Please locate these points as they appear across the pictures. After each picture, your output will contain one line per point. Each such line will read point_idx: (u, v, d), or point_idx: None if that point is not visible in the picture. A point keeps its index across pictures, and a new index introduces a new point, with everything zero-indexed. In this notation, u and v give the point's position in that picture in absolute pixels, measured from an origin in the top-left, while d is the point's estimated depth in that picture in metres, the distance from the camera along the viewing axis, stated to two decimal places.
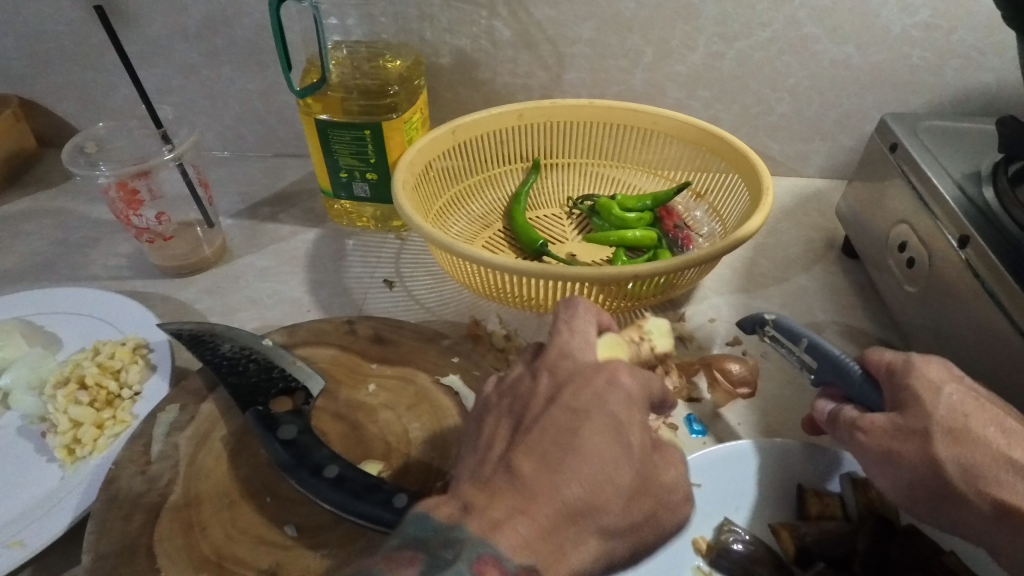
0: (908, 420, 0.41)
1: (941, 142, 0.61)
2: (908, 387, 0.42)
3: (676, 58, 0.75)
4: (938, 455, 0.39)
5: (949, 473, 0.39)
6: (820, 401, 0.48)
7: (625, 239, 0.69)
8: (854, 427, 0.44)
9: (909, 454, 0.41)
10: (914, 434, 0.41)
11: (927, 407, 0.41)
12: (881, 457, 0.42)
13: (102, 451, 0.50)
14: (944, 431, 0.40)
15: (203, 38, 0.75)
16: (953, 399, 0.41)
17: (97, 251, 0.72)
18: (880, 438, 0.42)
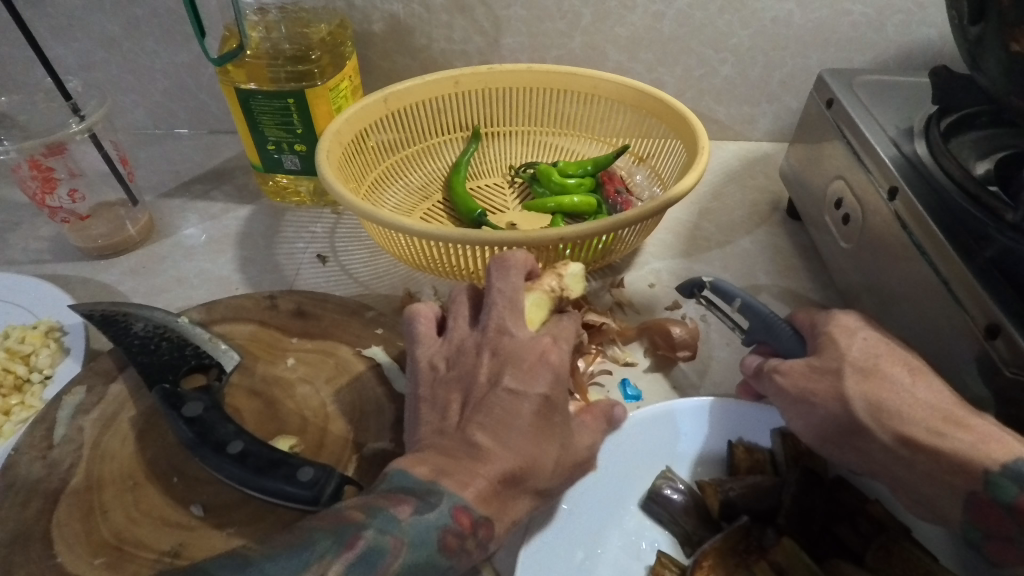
0: (824, 360, 0.41)
1: (876, 97, 0.60)
2: (827, 334, 0.43)
3: (614, 19, 0.73)
4: (849, 391, 0.39)
5: (855, 408, 0.39)
6: (749, 357, 0.47)
7: (564, 206, 0.67)
8: (770, 371, 0.43)
9: (823, 392, 0.40)
10: (826, 374, 0.41)
11: (840, 350, 0.41)
12: (796, 396, 0.41)
13: (7, 438, 0.48)
14: (854, 369, 0.40)
15: (121, 8, 0.72)
16: (865, 342, 0.41)
17: (17, 235, 0.69)
18: (795, 377, 0.42)
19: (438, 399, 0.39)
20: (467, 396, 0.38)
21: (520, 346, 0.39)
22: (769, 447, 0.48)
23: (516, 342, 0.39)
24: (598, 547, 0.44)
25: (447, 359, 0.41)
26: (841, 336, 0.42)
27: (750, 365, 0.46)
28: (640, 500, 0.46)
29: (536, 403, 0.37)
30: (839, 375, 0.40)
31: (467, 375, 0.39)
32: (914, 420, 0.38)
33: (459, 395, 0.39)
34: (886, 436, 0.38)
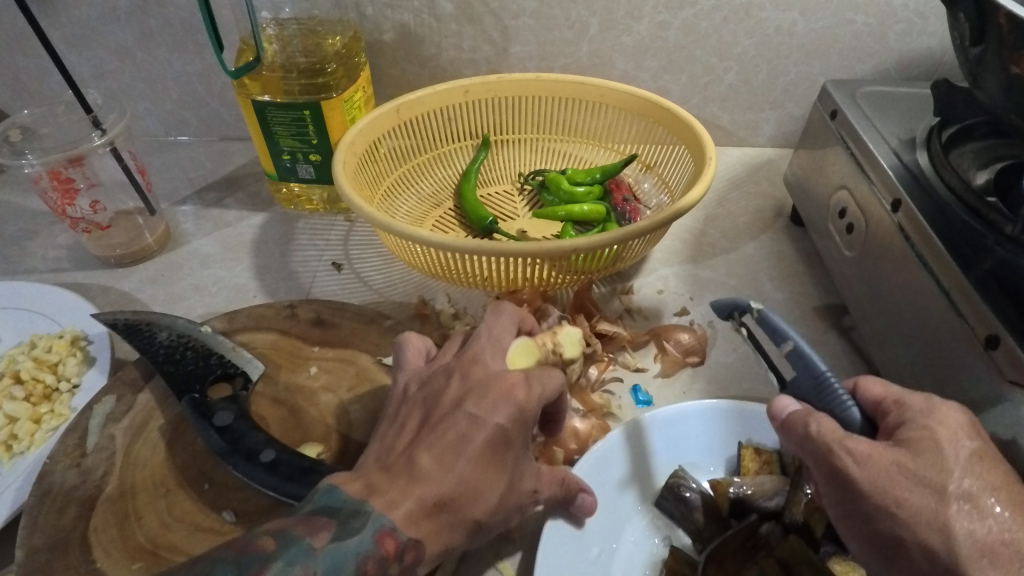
0: (919, 466, 0.35)
1: (879, 108, 0.62)
2: (926, 430, 0.37)
3: (621, 28, 0.74)
4: (941, 513, 0.34)
5: (959, 544, 0.33)
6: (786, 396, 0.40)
7: (573, 214, 0.69)
8: (841, 448, 0.36)
9: (915, 505, 0.34)
10: (920, 484, 0.35)
11: (951, 467, 0.35)
12: (871, 490, 0.35)
13: (39, 446, 0.49)
14: (957, 493, 0.34)
15: (134, 18, 0.73)
16: (979, 461, 0.36)
17: (35, 243, 0.71)
18: (876, 472, 0.35)
19: (398, 417, 0.40)
20: (424, 415, 0.39)
21: (491, 376, 0.39)
22: (776, 447, 0.50)
23: (486, 372, 0.40)
24: (614, 542, 0.46)
25: (420, 382, 0.42)
26: (946, 442, 0.36)
27: (785, 411, 0.39)
28: (649, 497, 0.48)
29: (491, 432, 0.37)
30: (942, 497, 0.34)
31: (431, 397, 0.40)
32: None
33: (417, 416, 0.39)
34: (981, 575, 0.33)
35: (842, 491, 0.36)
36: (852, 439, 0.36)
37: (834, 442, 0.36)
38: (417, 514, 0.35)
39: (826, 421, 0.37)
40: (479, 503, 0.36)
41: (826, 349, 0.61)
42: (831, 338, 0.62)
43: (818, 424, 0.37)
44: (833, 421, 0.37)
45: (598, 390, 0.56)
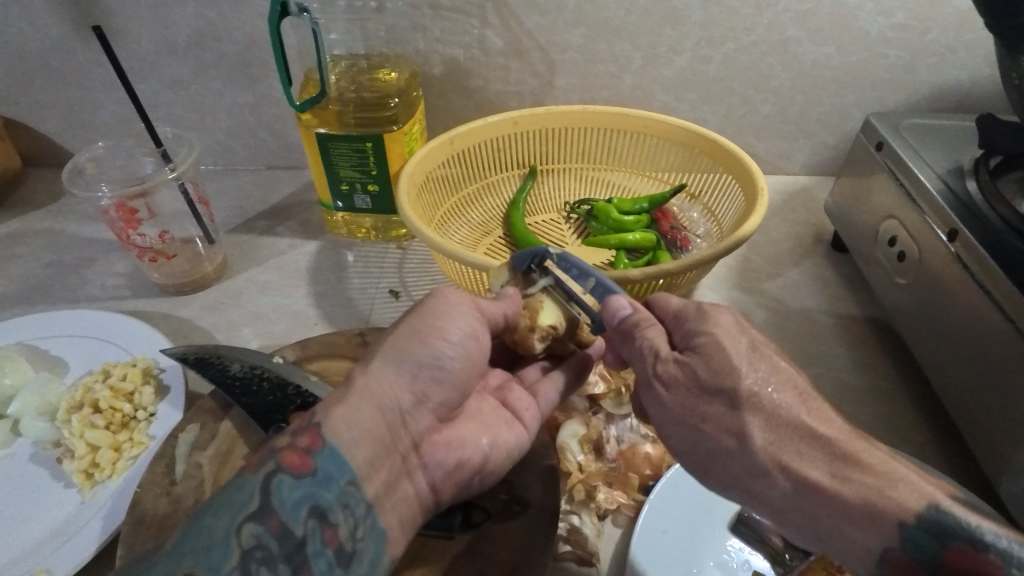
0: (714, 376, 0.38)
1: (922, 139, 0.64)
2: (708, 337, 0.40)
3: (663, 62, 0.77)
4: (733, 419, 0.38)
5: (755, 449, 0.38)
6: (619, 298, 0.43)
7: (625, 243, 0.71)
8: (653, 378, 0.40)
9: (716, 419, 0.38)
10: (712, 397, 0.38)
11: (736, 370, 0.38)
12: (683, 413, 0.40)
13: (121, 474, 0.50)
14: (745, 398, 0.38)
15: (191, 52, 0.74)
16: (759, 358, 0.39)
17: (93, 271, 0.72)
18: (682, 393, 0.39)
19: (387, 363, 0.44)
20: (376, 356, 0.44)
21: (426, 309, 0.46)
22: None
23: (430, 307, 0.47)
24: (695, 567, 0.46)
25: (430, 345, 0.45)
26: (726, 343, 0.39)
27: (619, 314, 0.43)
28: (727, 522, 0.48)
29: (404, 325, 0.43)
30: (733, 411, 0.38)
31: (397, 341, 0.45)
32: (811, 456, 0.37)
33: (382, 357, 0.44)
34: (790, 477, 0.37)
35: (660, 414, 0.41)
36: (665, 361, 0.40)
37: (645, 367, 0.41)
38: (346, 403, 0.39)
39: (649, 332, 0.41)
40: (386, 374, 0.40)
41: (877, 373, 0.63)
42: (882, 362, 0.64)
43: (641, 341, 0.41)
44: (658, 335, 0.41)
45: None
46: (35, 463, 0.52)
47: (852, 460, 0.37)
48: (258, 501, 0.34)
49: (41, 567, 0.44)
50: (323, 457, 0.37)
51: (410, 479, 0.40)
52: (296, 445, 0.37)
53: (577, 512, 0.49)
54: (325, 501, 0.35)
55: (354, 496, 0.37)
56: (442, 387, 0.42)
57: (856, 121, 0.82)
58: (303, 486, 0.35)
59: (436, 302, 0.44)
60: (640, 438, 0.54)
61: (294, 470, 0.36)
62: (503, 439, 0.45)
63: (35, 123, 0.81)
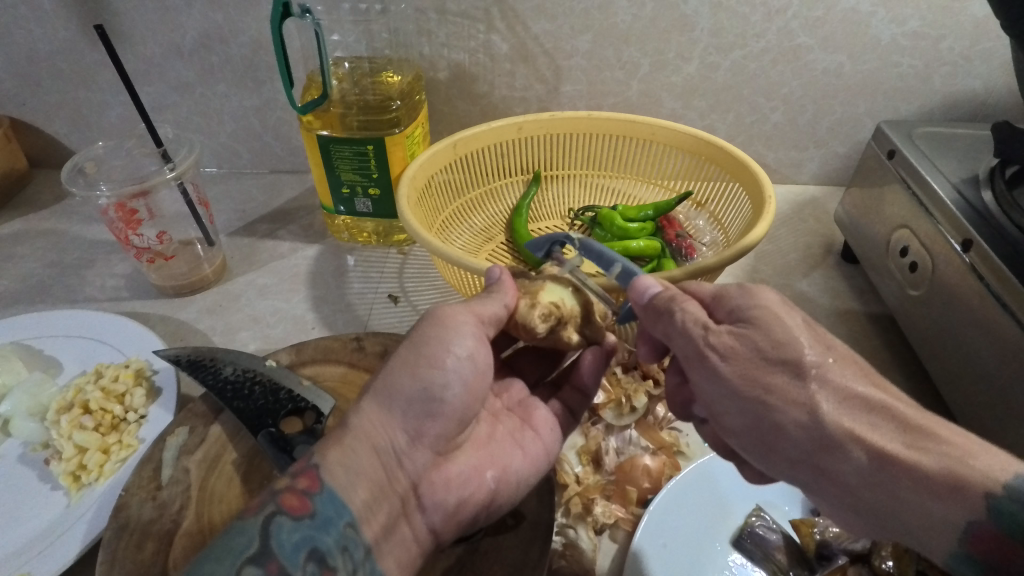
0: (775, 345, 0.36)
1: (936, 148, 0.63)
2: (761, 310, 0.38)
3: (671, 69, 0.76)
4: (799, 390, 0.36)
5: (827, 421, 0.35)
6: (645, 277, 0.43)
7: (629, 250, 0.69)
8: (707, 351, 0.38)
9: (783, 391, 0.36)
10: (775, 367, 0.36)
11: (796, 339, 0.36)
12: (743, 385, 0.37)
13: (108, 477, 0.49)
14: (811, 368, 0.35)
15: (198, 55, 0.74)
16: (814, 331, 0.37)
17: (94, 272, 0.72)
18: (743, 366, 0.36)
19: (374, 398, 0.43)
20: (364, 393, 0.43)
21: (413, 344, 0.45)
22: None
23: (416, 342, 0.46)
24: None
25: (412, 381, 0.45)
26: (781, 315, 0.37)
27: (648, 294, 0.42)
28: (728, 537, 0.47)
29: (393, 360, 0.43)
30: (799, 382, 0.36)
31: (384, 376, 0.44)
32: (881, 430, 0.35)
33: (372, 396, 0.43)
34: (864, 449, 0.35)
35: (716, 388, 0.38)
36: (717, 333, 0.38)
37: (694, 341, 0.38)
38: (338, 445, 0.38)
39: (689, 307, 0.39)
40: (384, 408, 0.40)
41: None
42: (894, 376, 0.62)
43: (683, 315, 0.39)
44: (698, 308, 0.40)
45: (666, 427, 0.55)
46: (24, 465, 0.51)
47: (922, 433, 0.35)
48: (257, 545, 0.32)
49: (23, 571, 0.43)
50: (321, 501, 0.35)
51: (408, 522, 0.39)
52: (295, 487, 0.35)
53: (574, 526, 0.48)
54: (325, 545, 0.33)
55: (353, 539, 0.35)
56: (438, 421, 0.41)
57: (867, 130, 0.80)
58: (302, 528, 0.33)
59: (434, 330, 0.43)
60: (641, 450, 0.53)
61: (292, 512, 0.34)
62: (512, 471, 0.44)
63: (41, 124, 0.81)
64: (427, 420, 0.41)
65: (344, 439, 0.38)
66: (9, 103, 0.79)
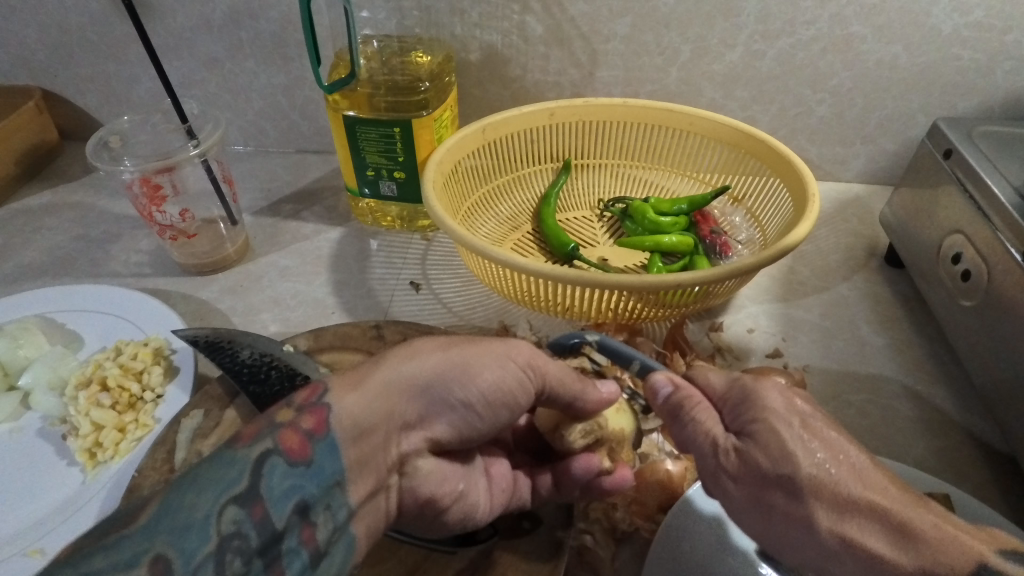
0: (772, 463, 0.35)
1: (998, 148, 0.58)
2: (761, 421, 0.36)
3: (713, 56, 0.72)
4: (794, 508, 0.34)
5: (820, 536, 0.33)
6: (658, 375, 0.41)
7: (661, 245, 0.67)
8: (718, 471, 0.37)
9: (783, 508, 0.34)
10: (775, 487, 0.34)
11: (794, 453, 0.34)
12: (751, 505, 0.36)
13: (123, 456, 0.49)
14: (805, 484, 0.33)
15: (226, 31, 0.73)
16: (811, 432, 0.35)
17: (118, 247, 0.72)
18: (748, 486, 0.36)
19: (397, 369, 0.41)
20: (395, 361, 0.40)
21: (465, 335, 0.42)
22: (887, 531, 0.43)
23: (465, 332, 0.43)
24: None
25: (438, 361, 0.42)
26: (781, 426, 0.35)
27: (660, 394, 0.40)
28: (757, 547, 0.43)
29: (441, 344, 0.40)
30: (796, 499, 0.34)
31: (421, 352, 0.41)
32: (872, 531, 0.32)
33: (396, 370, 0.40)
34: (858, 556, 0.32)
35: (724, 504, 0.38)
36: (724, 452, 0.37)
37: (708, 458, 0.38)
38: (359, 390, 0.36)
39: (699, 416, 0.39)
40: (413, 374, 0.37)
41: (932, 403, 0.57)
42: (936, 390, 0.58)
43: (693, 425, 0.38)
44: (710, 419, 0.38)
45: None
46: (43, 438, 0.51)
47: (908, 530, 0.32)
48: (245, 482, 0.30)
49: (36, 547, 0.43)
50: (322, 447, 0.33)
51: (387, 495, 0.37)
52: (300, 426, 0.33)
53: (591, 531, 0.47)
54: (310, 496, 0.32)
55: (338, 499, 0.33)
56: (449, 422, 0.39)
57: (921, 128, 0.75)
58: (294, 474, 0.31)
59: (498, 343, 0.41)
60: (664, 452, 0.49)
61: (289, 454, 0.32)
62: (475, 502, 0.41)
63: (72, 97, 0.81)
64: (442, 407, 0.38)
65: (365, 386, 0.36)
66: (41, 74, 0.79)
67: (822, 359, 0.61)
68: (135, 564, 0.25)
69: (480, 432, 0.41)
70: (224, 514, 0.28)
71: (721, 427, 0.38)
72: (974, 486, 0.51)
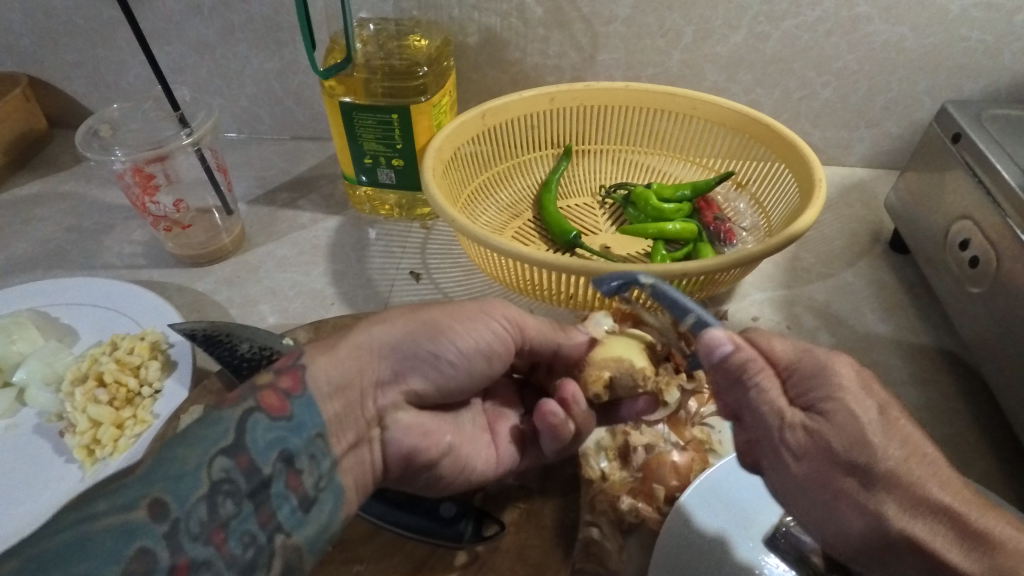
0: (854, 452, 0.33)
1: (1008, 132, 0.57)
2: (837, 400, 0.34)
3: (717, 38, 0.71)
4: (863, 499, 0.33)
5: (889, 530, 0.33)
6: (718, 332, 0.37)
7: (664, 232, 0.66)
8: (779, 443, 0.35)
9: (849, 494, 0.34)
10: (846, 472, 0.33)
11: (871, 441, 0.33)
12: (813, 483, 0.35)
13: (122, 453, 0.48)
14: (880, 477, 0.33)
15: (217, 14, 0.71)
16: (891, 425, 0.34)
17: (111, 238, 0.71)
18: (814, 464, 0.34)
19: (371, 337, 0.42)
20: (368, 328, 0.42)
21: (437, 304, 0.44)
22: None
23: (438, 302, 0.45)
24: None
25: None
26: (859, 410, 0.34)
27: (719, 351, 0.37)
28: (762, 535, 0.44)
29: (412, 309, 0.42)
30: (869, 489, 0.33)
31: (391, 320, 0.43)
32: (940, 531, 0.32)
33: None
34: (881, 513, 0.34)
35: (780, 479, 0.36)
36: (791, 426, 0.35)
37: (770, 431, 0.36)
38: (330, 350, 0.38)
39: (767, 384, 0.36)
40: (385, 336, 0.39)
41: (939, 390, 0.57)
42: (943, 378, 0.58)
43: (757, 393, 0.36)
44: (775, 387, 0.36)
45: (698, 423, 0.52)
46: (39, 435, 0.51)
47: (982, 536, 0.32)
48: (232, 436, 0.31)
49: None
50: (300, 404, 0.34)
51: (370, 447, 0.38)
52: (278, 386, 0.34)
53: (598, 523, 0.43)
54: (295, 447, 0.33)
55: (322, 449, 0.34)
56: (423, 377, 0.41)
57: (926, 111, 0.74)
58: (277, 428, 0.33)
59: (471, 305, 0.43)
60: (670, 445, 0.50)
61: (270, 412, 0.33)
62: (467, 456, 0.44)
63: (59, 84, 0.79)
64: (416, 364, 0.41)
65: (336, 346, 0.38)
66: (26, 60, 0.77)
67: (827, 346, 0.61)
68: (134, 505, 0.27)
69: (455, 387, 0.43)
70: (212, 464, 0.29)
71: (786, 399, 0.36)
72: (981, 473, 0.51)
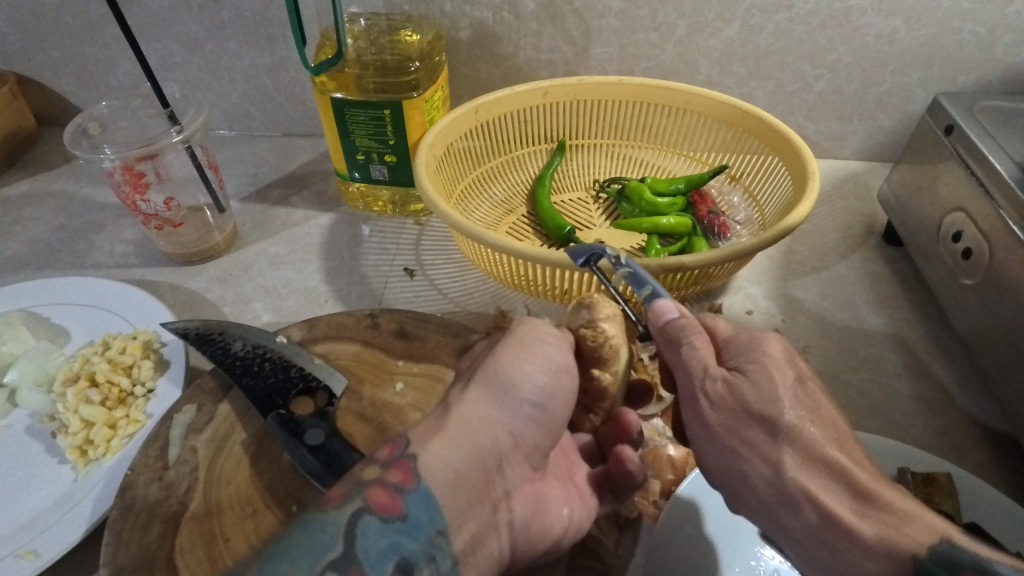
0: (763, 405, 0.36)
1: (999, 123, 0.57)
2: (758, 363, 0.37)
3: (710, 31, 0.70)
4: (765, 448, 0.36)
5: (787, 481, 0.35)
6: (666, 300, 0.40)
7: (658, 226, 0.66)
8: (698, 393, 0.38)
9: (757, 445, 0.36)
10: (756, 424, 0.36)
11: (782, 399, 0.36)
12: (724, 432, 0.37)
13: (115, 453, 0.48)
14: (784, 428, 0.35)
15: (206, 10, 0.70)
16: (804, 391, 0.37)
17: (102, 237, 0.70)
18: (726, 415, 0.37)
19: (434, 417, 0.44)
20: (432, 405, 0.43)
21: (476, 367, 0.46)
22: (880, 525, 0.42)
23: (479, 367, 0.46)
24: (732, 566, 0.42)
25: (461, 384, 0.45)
26: (776, 372, 0.37)
27: (664, 317, 0.39)
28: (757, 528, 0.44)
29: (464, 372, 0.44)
30: (775, 440, 0.35)
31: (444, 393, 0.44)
32: (834, 491, 0.35)
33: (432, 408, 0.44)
34: (814, 511, 0.34)
35: (694, 426, 0.38)
36: (712, 378, 0.37)
37: (691, 381, 0.38)
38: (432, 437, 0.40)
39: (696, 340, 0.38)
40: (461, 407, 0.41)
41: (931, 381, 0.57)
42: (936, 368, 0.58)
43: (689, 351, 0.38)
44: (706, 345, 0.38)
45: None
46: (31, 437, 0.50)
47: (871, 497, 0.34)
48: (340, 547, 0.33)
49: (28, 548, 0.42)
50: (413, 499, 0.37)
51: (496, 527, 0.40)
52: (388, 481, 0.37)
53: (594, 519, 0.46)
54: (411, 551, 0.35)
55: (441, 548, 0.36)
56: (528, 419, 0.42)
57: (919, 103, 0.74)
58: (390, 532, 0.35)
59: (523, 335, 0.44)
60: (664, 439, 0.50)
61: (381, 512, 0.36)
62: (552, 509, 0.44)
63: (47, 81, 0.78)
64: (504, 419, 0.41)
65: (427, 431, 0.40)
66: (14, 56, 0.76)
67: (820, 339, 0.61)
68: None
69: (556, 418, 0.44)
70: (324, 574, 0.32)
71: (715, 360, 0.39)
72: (974, 464, 0.52)
